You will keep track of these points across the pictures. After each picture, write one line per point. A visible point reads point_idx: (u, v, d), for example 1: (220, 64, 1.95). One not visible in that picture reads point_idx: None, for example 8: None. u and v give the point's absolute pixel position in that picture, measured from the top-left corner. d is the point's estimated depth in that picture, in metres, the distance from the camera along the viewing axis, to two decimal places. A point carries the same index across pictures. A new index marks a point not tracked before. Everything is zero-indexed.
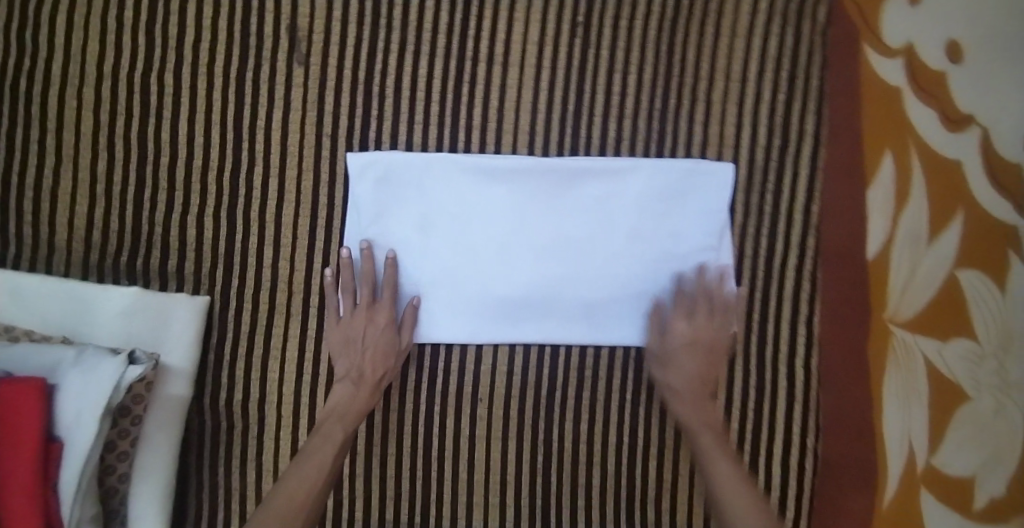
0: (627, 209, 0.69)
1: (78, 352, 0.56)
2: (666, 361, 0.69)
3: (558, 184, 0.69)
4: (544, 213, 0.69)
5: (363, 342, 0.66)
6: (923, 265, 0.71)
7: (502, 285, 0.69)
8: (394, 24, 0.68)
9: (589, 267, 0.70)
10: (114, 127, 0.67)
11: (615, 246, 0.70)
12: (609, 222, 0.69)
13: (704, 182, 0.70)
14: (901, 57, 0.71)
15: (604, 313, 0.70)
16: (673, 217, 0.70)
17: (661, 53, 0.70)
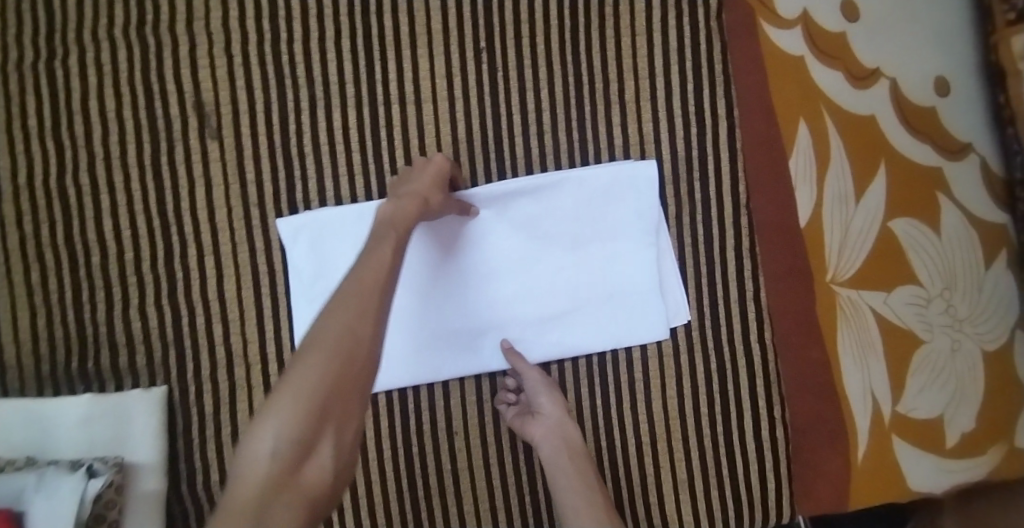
0: (564, 222, 0.70)
1: (39, 475, 0.56)
2: (545, 391, 0.68)
3: (492, 211, 0.70)
4: (484, 241, 0.70)
5: (418, 174, 0.62)
6: (855, 221, 0.73)
7: (457, 319, 0.70)
8: (301, 83, 0.69)
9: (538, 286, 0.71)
10: (39, 236, 0.67)
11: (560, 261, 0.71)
12: (548, 239, 0.70)
13: (632, 182, 0.71)
14: (798, 26, 0.72)
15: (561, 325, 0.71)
16: (610, 222, 0.71)
17: (567, 64, 0.71)
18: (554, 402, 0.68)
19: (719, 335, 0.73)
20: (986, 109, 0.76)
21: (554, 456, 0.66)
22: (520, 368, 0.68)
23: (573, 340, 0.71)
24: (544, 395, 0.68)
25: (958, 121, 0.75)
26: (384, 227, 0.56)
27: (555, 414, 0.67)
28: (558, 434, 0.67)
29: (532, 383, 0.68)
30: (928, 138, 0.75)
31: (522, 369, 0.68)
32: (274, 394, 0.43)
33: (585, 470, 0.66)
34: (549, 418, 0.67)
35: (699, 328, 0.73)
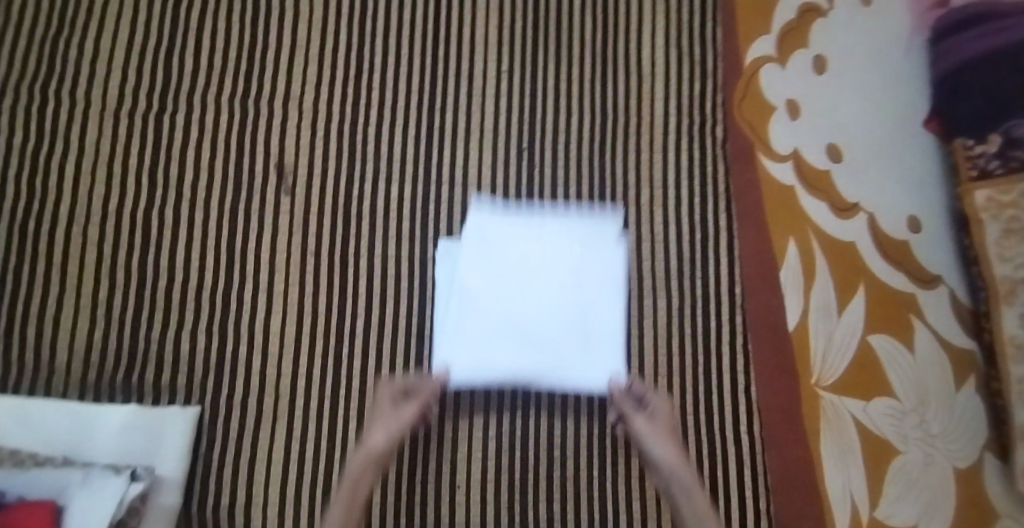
0: (507, 284, 0.76)
1: (84, 473, 0.58)
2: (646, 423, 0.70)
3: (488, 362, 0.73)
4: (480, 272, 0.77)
5: (394, 407, 0.70)
6: (838, 332, 0.82)
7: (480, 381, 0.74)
8: (368, 158, 0.81)
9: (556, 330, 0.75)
10: (117, 257, 0.75)
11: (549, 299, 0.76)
12: (522, 311, 0.75)
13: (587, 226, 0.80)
14: (791, 161, 0.85)
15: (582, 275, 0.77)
16: (554, 260, 0.77)
17: (595, 167, 0.83)
18: (654, 427, 0.69)
19: (711, 421, 0.78)
20: (953, 249, 0.87)
21: (683, 491, 0.64)
22: (626, 410, 0.72)
23: (574, 421, 0.76)
24: (642, 420, 0.70)
25: (928, 255, 0.86)
26: (347, 487, 0.63)
27: (653, 436, 0.68)
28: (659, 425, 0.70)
29: (637, 423, 0.70)
30: (902, 267, 0.85)
31: (628, 412, 0.71)
32: None
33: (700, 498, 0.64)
34: (651, 435, 0.69)
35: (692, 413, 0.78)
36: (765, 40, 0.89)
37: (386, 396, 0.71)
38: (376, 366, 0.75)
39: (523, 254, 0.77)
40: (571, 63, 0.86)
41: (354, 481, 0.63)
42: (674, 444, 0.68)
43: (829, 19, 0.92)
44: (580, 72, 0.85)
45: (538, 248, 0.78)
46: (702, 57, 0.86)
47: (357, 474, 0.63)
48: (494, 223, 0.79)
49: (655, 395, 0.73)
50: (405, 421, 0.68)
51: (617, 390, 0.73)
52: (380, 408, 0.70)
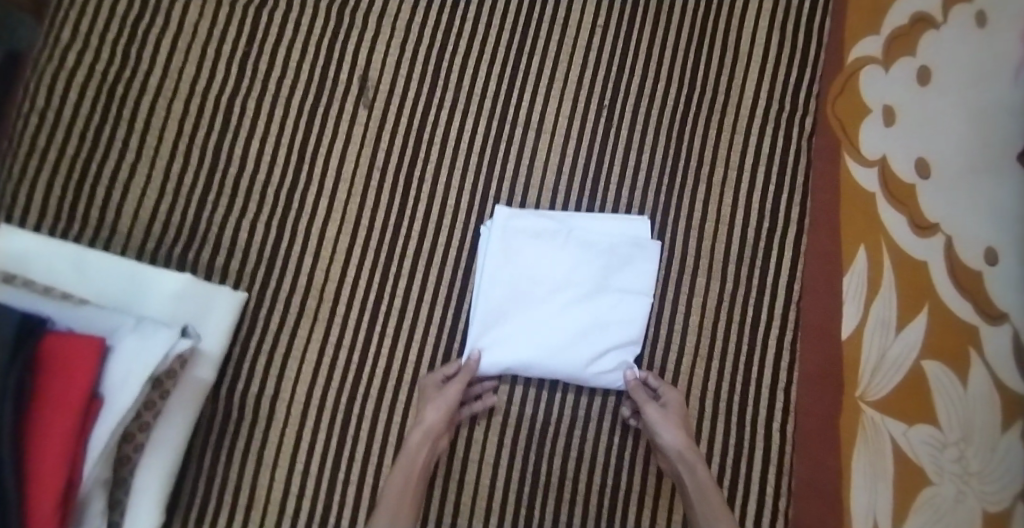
0: (533, 281, 0.75)
1: (137, 320, 0.61)
2: (666, 426, 0.69)
3: (516, 357, 0.73)
4: (514, 237, 0.75)
5: (437, 388, 0.71)
6: (892, 350, 0.79)
7: (501, 347, 0.73)
8: (450, 85, 0.80)
9: (577, 330, 0.74)
10: (194, 135, 0.76)
11: (575, 295, 0.75)
12: (544, 309, 0.74)
13: (617, 224, 0.77)
14: (876, 167, 0.82)
15: (605, 279, 0.76)
16: (580, 268, 0.75)
17: (672, 137, 0.81)
18: (666, 419, 0.70)
19: (743, 411, 0.76)
20: None
21: (694, 481, 0.67)
22: (640, 403, 0.71)
23: (598, 390, 0.77)
24: (654, 411, 0.70)
25: (999, 291, 0.82)
26: (402, 463, 0.67)
27: (667, 432, 0.69)
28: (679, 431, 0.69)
29: (649, 416, 0.70)
30: (970, 298, 0.82)
31: (643, 404, 0.71)
32: None
33: (711, 490, 0.66)
34: (671, 436, 0.69)
35: (725, 400, 0.76)
36: (870, 42, 0.86)
37: (432, 379, 0.72)
38: (420, 290, 0.76)
39: (552, 260, 0.75)
40: (670, 26, 0.83)
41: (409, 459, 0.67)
42: (685, 434, 0.69)
43: (941, 31, 0.88)
44: (677, 38, 0.83)
45: (564, 256, 0.76)
46: (804, 44, 0.83)
47: (409, 452, 0.68)
48: (518, 228, 0.75)
49: (667, 386, 0.73)
50: (454, 397, 0.70)
51: (631, 380, 0.73)
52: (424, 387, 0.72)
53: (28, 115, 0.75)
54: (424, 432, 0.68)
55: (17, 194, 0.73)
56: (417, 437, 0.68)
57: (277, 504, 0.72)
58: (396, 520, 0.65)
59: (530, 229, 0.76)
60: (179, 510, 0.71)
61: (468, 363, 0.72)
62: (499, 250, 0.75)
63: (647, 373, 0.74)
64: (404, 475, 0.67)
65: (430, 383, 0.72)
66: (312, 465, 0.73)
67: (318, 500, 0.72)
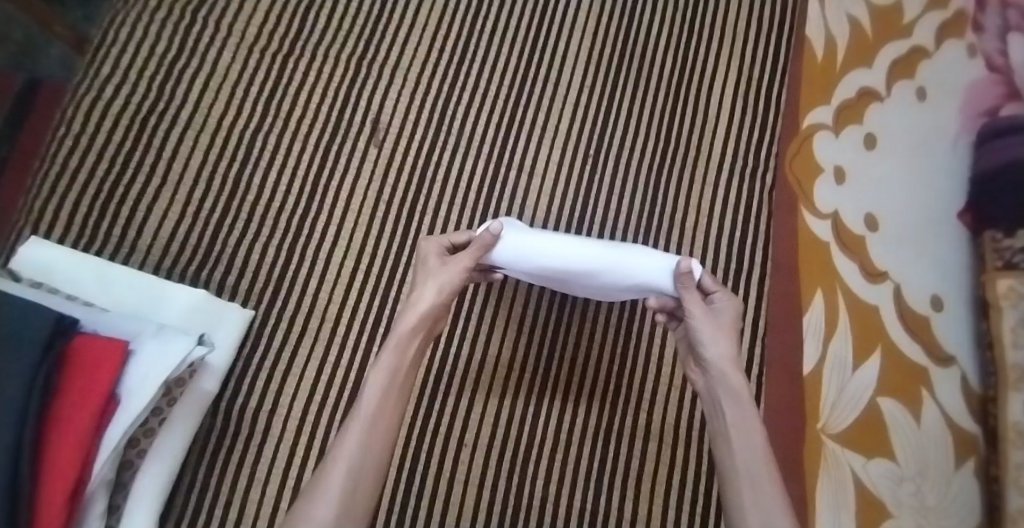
0: (549, 233, 0.73)
1: (158, 327, 0.67)
2: (708, 325, 0.65)
3: (526, 245, 0.69)
4: (526, 203, 0.78)
5: (441, 264, 0.68)
6: (850, 386, 0.86)
7: (538, 241, 0.70)
8: (452, 132, 0.91)
9: (606, 233, 0.72)
10: (217, 164, 0.85)
11: (592, 222, 0.75)
12: (565, 235, 0.71)
13: None
14: (830, 221, 0.92)
15: (619, 223, 0.76)
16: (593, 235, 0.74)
17: (648, 183, 0.90)
18: (714, 323, 0.65)
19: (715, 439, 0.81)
20: (970, 335, 0.91)
21: (732, 399, 0.63)
22: (688, 301, 0.66)
23: (580, 416, 0.80)
24: (702, 314, 0.65)
25: (946, 335, 0.90)
26: (392, 353, 0.64)
27: (711, 334, 0.65)
28: (719, 327, 0.65)
29: (698, 322, 0.65)
30: (920, 341, 0.89)
31: (692, 305, 0.65)
32: (307, 503, 0.55)
33: (746, 400, 0.62)
34: (713, 336, 0.65)
35: (698, 428, 0.80)
36: (822, 112, 0.97)
37: (434, 247, 0.70)
38: None
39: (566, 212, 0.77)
40: (646, 89, 0.95)
41: (399, 341, 0.64)
42: (732, 349, 0.65)
43: (884, 104, 1.01)
44: (653, 99, 0.95)
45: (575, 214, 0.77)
46: (764, 111, 0.95)
47: (399, 340, 0.64)
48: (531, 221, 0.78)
49: (719, 288, 0.68)
50: (455, 272, 0.67)
51: (683, 274, 0.65)
52: (425, 266, 0.68)
53: (65, 139, 0.83)
54: (422, 313, 0.65)
55: (46, 208, 0.80)
56: (408, 327, 0.65)
57: (266, 518, 0.74)
58: (382, 411, 0.61)
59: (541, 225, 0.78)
60: (168, 522, 0.72)
61: (484, 235, 0.69)
62: (515, 225, 0.75)
63: (705, 277, 0.69)
64: (394, 361, 0.63)
65: (431, 252, 0.69)
66: (302, 479, 0.75)
67: None
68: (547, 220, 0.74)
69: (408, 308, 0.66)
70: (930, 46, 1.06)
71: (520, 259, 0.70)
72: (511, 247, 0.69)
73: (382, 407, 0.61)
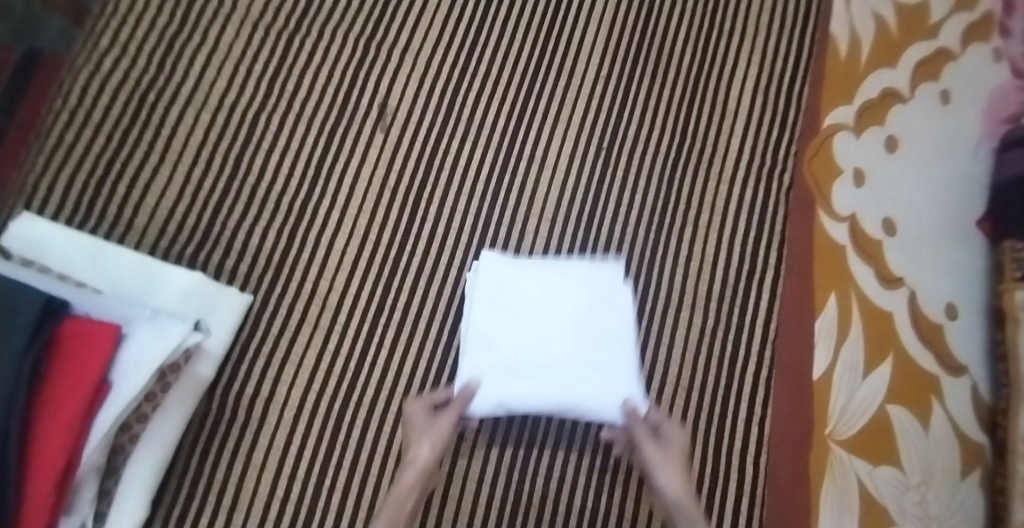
0: (520, 316, 0.75)
1: (153, 311, 0.65)
2: (664, 464, 0.64)
3: (509, 391, 0.69)
4: (497, 282, 0.78)
5: (428, 416, 0.68)
6: (859, 393, 0.84)
7: (500, 382, 0.70)
8: (462, 119, 0.88)
9: (569, 350, 0.73)
10: (218, 144, 0.82)
11: (561, 320, 0.75)
12: (534, 346, 0.73)
13: (594, 268, 0.80)
14: (846, 223, 0.89)
15: (591, 312, 0.76)
16: (565, 304, 0.76)
17: (662, 179, 0.88)
18: (666, 459, 0.65)
19: (720, 443, 0.79)
20: (983, 344, 0.89)
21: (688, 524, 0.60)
22: (637, 435, 0.67)
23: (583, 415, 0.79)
24: (654, 451, 0.65)
25: (958, 343, 0.89)
26: (394, 499, 0.62)
27: (664, 470, 0.64)
28: (671, 463, 0.65)
29: (647, 450, 0.65)
30: (932, 349, 0.88)
31: (644, 443, 0.66)
32: None
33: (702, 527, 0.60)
34: (666, 470, 0.64)
35: (703, 431, 0.79)
36: (845, 111, 0.95)
37: (418, 412, 0.68)
38: (418, 305, 0.80)
39: (538, 298, 0.77)
40: (664, 81, 0.92)
41: (400, 494, 0.62)
42: (679, 473, 0.64)
43: (907, 104, 0.98)
44: (670, 92, 0.92)
45: (555, 285, 0.78)
46: (784, 108, 0.92)
47: (397, 494, 0.62)
48: (501, 272, 0.78)
49: (668, 423, 0.68)
50: (441, 427, 0.67)
51: (634, 419, 0.68)
52: (413, 427, 0.67)
53: (59, 112, 0.80)
54: (425, 458, 0.64)
55: (39, 183, 0.77)
56: (411, 479, 0.63)
57: (259, 509, 0.71)
58: None
59: (513, 272, 0.79)
60: (160, 507, 0.70)
61: (462, 393, 0.69)
62: (483, 296, 0.77)
63: (650, 410, 0.70)
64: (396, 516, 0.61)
65: (414, 413, 0.68)
66: (299, 468, 0.73)
67: (301, 506, 0.71)
68: (512, 325, 0.74)
69: (409, 463, 0.64)
70: (954, 49, 1.03)
71: (503, 403, 0.69)
72: (488, 398, 0.69)
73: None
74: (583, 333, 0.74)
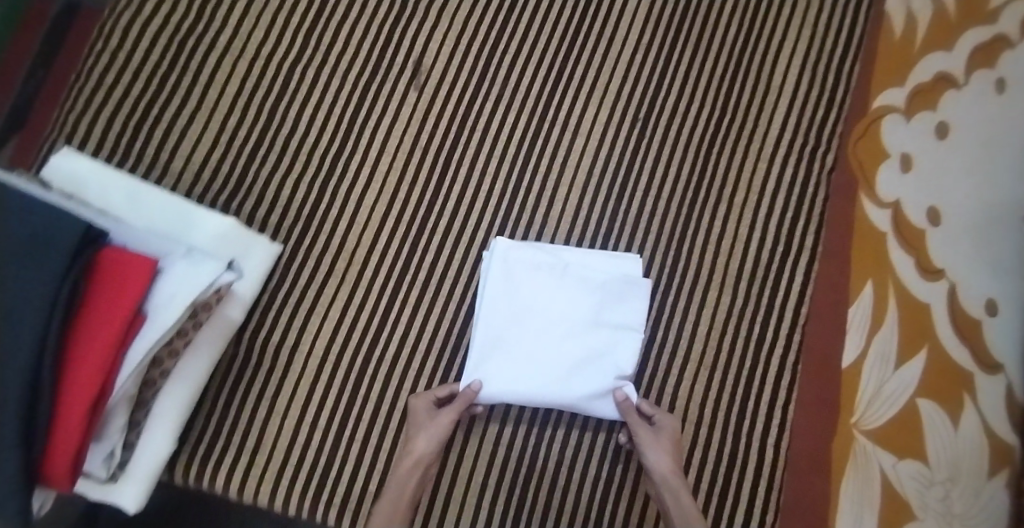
0: (531, 311, 0.77)
1: (188, 248, 0.65)
2: (655, 451, 0.72)
3: (511, 387, 0.74)
4: (509, 278, 0.77)
5: (433, 408, 0.73)
6: (889, 384, 0.82)
7: (508, 384, 0.74)
8: (496, 81, 0.86)
9: (575, 356, 0.75)
10: (253, 94, 0.83)
11: (568, 323, 0.77)
12: (542, 345, 0.75)
13: (610, 262, 0.80)
14: (889, 210, 0.86)
15: (598, 316, 0.77)
16: (577, 300, 0.77)
17: (699, 154, 0.86)
18: (655, 442, 0.72)
19: (740, 424, 0.78)
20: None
21: (676, 504, 0.69)
22: (633, 425, 0.73)
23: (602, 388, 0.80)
24: (646, 437, 0.72)
25: (997, 340, 0.86)
26: (395, 487, 0.70)
27: (654, 455, 0.71)
28: (660, 450, 0.72)
29: (639, 436, 0.72)
30: (969, 344, 0.85)
31: (636, 429, 0.73)
32: None
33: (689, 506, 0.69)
34: (657, 458, 0.71)
35: (723, 410, 0.78)
36: (895, 94, 0.91)
37: (425, 401, 0.74)
38: (444, 266, 0.80)
39: (548, 298, 0.77)
40: (708, 52, 0.89)
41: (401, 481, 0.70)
42: (670, 458, 0.72)
43: (961, 91, 0.93)
44: (713, 64, 0.89)
45: (562, 288, 0.78)
46: (831, 87, 0.88)
47: (399, 481, 0.70)
48: (519, 258, 0.78)
49: (661, 412, 0.75)
50: (442, 422, 0.72)
51: (626, 409, 0.73)
52: (415, 419, 0.73)
53: (101, 54, 0.81)
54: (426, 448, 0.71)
55: (80, 123, 0.79)
56: (407, 466, 0.71)
57: (282, 451, 0.74)
58: None
59: (530, 260, 0.78)
60: (186, 446, 0.73)
61: (466, 391, 0.73)
62: (495, 293, 0.77)
63: (643, 399, 0.76)
64: (395, 503, 0.69)
65: (419, 405, 0.73)
66: (320, 417, 0.75)
67: (321, 454, 0.74)
68: (520, 326, 0.76)
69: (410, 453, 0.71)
70: (1016, 33, 0.97)
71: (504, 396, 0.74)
72: (493, 393, 0.74)
73: (390, 525, 0.67)
74: (588, 338, 0.76)
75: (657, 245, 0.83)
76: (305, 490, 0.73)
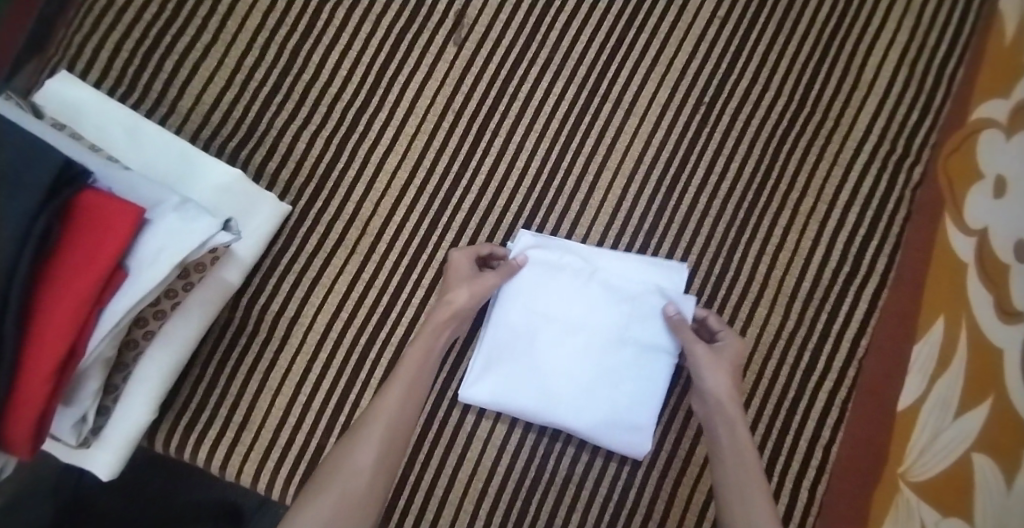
0: (547, 318, 0.69)
1: (182, 200, 0.57)
2: (710, 368, 0.65)
3: (513, 400, 0.69)
4: (527, 278, 0.70)
5: (474, 272, 0.68)
6: (942, 432, 0.71)
7: (512, 398, 0.69)
8: (547, 43, 0.76)
9: (589, 377, 0.69)
10: (276, 31, 0.74)
11: (586, 339, 0.69)
12: (555, 359, 0.69)
13: (646, 271, 0.71)
14: (977, 238, 0.74)
15: (622, 334, 0.69)
16: (600, 314, 0.69)
17: (766, 152, 0.75)
18: (714, 363, 0.65)
19: (773, 459, 0.71)
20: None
21: (729, 435, 0.63)
22: (687, 340, 0.66)
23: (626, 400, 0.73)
24: (704, 352, 0.66)
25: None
26: (426, 337, 0.64)
27: (713, 373, 0.65)
28: (720, 370, 0.65)
29: (695, 353, 0.66)
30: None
31: (690, 342, 0.66)
32: (317, 495, 0.54)
33: (740, 428, 0.63)
34: (713, 372, 0.65)
35: (757, 442, 0.71)
36: (996, 106, 0.76)
37: (464, 257, 0.68)
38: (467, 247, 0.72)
39: (568, 307, 0.69)
40: (792, 35, 0.78)
41: (438, 330, 0.64)
42: (730, 379, 0.65)
43: None
44: (796, 49, 0.78)
45: (585, 297, 0.69)
46: (930, 91, 0.77)
47: (430, 334, 0.64)
48: (539, 257, 0.70)
49: (725, 330, 0.68)
50: (485, 283, 0.66)
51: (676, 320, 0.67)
52: (455, 274, 0.67)
53: None
54: (466, 302, 0.65)
55: (84, 46, 0.71)
56: (446, 317, 0.64)
57: (271, 430, 0.68)
58: (412, 395, 0.61)
59: (550, 263, 0.70)
60: (169, 414, 0.67)
61: (511, 263, 0.69)
62: (509, 293, 0.70)
63: (706, 316, 0.70)
64: (425, 352, 0.63)
65: (459, 264, 0.68)
66: (316, 398, 0.69)
67: (312, 437, 0.68)
68: (531, 336, 0.69)
69: (444, 304, 0.65)
70: None
71: (505, 410, 0.69)
72: (497, 400, 0.69)
73: (418, 374, 0.62)
74: (606, 358, 0.69)
75: (705, 250, 0.74)
76: (292, 475, 0.67)
